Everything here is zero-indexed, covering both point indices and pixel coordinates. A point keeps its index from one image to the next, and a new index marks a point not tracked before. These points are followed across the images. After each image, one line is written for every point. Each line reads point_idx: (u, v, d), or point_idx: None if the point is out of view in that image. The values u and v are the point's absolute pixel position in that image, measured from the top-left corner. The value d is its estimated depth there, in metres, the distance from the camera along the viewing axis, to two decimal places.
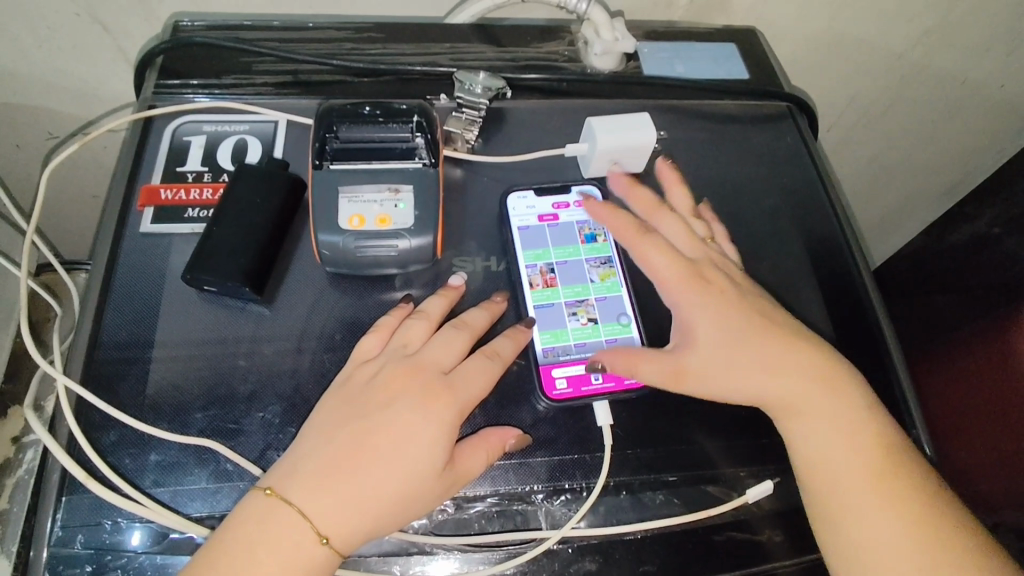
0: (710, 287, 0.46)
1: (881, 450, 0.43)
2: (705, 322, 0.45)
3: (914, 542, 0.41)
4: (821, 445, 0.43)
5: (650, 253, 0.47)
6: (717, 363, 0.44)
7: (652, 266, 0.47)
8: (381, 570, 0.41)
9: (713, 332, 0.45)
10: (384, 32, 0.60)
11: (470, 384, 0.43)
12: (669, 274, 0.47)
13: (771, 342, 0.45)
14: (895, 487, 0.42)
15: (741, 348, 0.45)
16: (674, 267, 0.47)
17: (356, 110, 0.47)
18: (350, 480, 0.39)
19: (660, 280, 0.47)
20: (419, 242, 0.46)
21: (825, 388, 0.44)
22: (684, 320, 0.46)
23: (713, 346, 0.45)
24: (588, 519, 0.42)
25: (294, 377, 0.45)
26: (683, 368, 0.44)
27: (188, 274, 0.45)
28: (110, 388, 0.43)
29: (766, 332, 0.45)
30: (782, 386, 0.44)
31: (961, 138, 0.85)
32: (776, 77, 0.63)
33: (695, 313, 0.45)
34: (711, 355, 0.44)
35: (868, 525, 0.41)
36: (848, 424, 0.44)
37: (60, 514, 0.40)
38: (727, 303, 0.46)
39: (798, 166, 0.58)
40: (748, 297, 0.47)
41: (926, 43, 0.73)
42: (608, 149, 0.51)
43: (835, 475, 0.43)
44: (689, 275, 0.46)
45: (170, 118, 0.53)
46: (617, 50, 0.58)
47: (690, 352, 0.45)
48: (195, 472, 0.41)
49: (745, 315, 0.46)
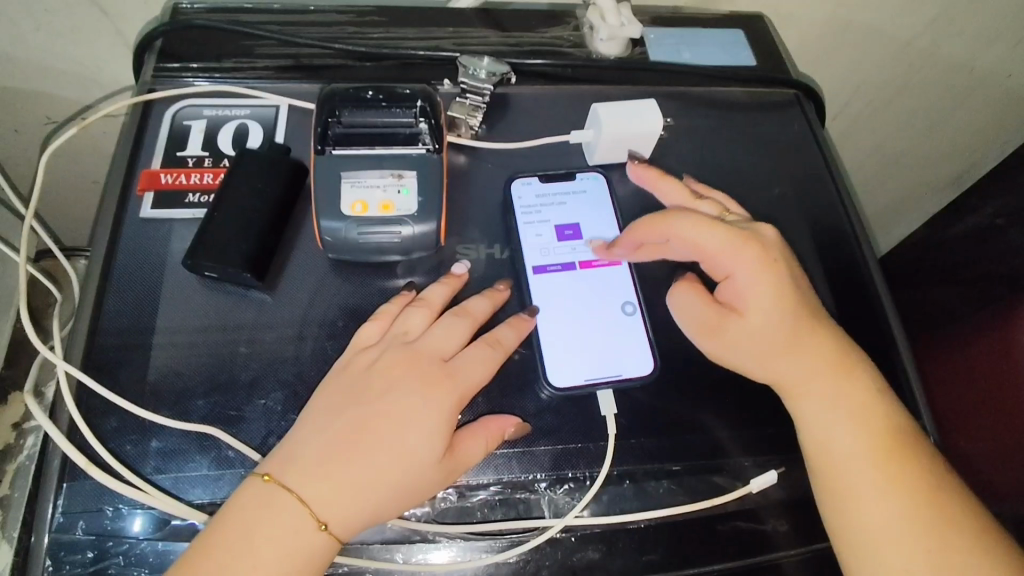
0: (766, 262, 0.44)
1: (888, 437, 0.42)
2: (758, 295, 0.44)
3: (920, 535, 0.40)
4: (826, 436, 0.43)
5: (690, 232, 0.44)
6: (759, 337, 0.44)
7: (695, 242, 0.44)
8: (383, 558, 0.41)
9: (765, 305, 0.44)
10: (387, 16, 0.59)
11: (471, 371, 0.43)
12: (719, 245, 0.44)
13: (802, 325, 0.44)
14: (902, 479, 0.41)
15: (774, 329, 0.44)
16: (715, 237, 0.44)
17: (358, 95, 0.47)
18: (347, 468, 0.38)
19: (710, 252, 0.44)
20: (422, 229, 0.46)
21: (843, 375, 0.44)
22: (738, 289, 0.44)
23: (763, 318, 0.44)
24: (591, 508, 0.42)
25: (296, 364, 0.44)
26: (720, 324, 0.44)
27: (189, 261, 0.45)
28: (110, 374, 0.43)
29: (799, 316, 0.44)
30: (800, 373, 0.44)
31: (967, 129, 0.84)
32: (783, 65, 0.62)
33: (751, 286, 0.44)
34: (759, 328, 0.44)
35: (875, 517, 0.40)
36: (860, 412, 0.43)
37: (61, 500, 0.40)
38: (780, 279, 0.44)
39: (805, 155, 0.57)
40: (796, 274, 0.46)
41: (933, 29, 0.72)
42: (614, 136, 0.51)
43: (844, 464, 0.42)
44: (745, 246, 0.44)
45: (170, 102, 0.52)
46: (622, 35, 0.57)
47: (737, 319, 0.44)
48: (197, 459, 0.41)
49: (790, 290, 0.44)
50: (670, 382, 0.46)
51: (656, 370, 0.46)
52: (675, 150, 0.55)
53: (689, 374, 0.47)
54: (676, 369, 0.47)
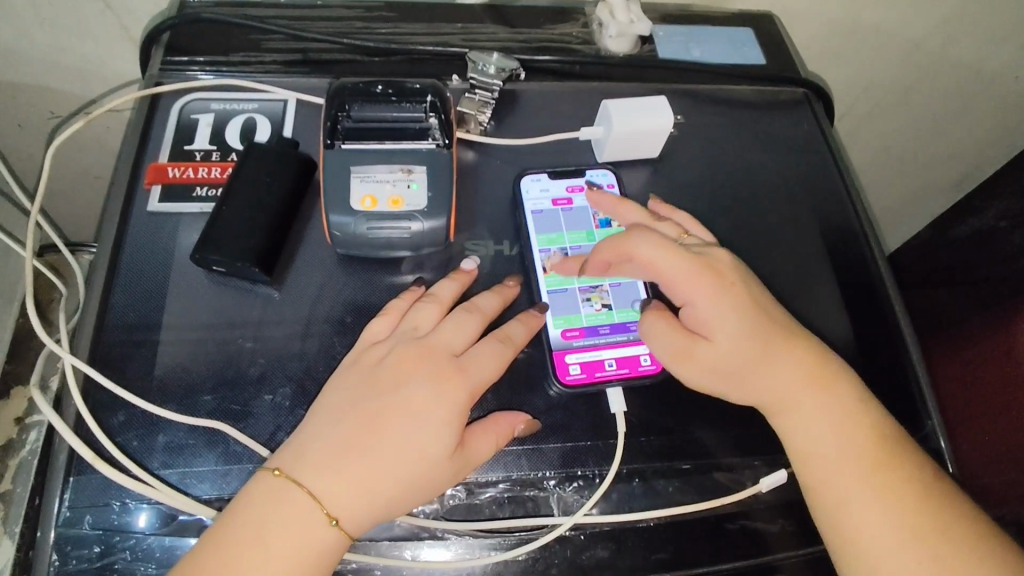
0: (724, 285, 0.44)
1: (886, 442, 0.42)
2: (720, 320, 0.43)
3: (917, 539, 0.40)
4: (825, 441, 0.42)
5: (651, 252, 0.44)
6: (730, 365, 0.43)
7: (654, 267, 0.44)
8: (392, 555, 0.40)
9: (731, 331, 0.43)
10: (395, 12, 0.59)
11: (481, 367, 0.42)
12: (676, 271, 0.43)
13: (768, 346, 0.43)
14: (896, 483, 0.41)
15: (743, 355, 0.43)
16: (671, 261, 0.43)
17: (368, 89, 0.47)
18: (338, 472, 0.38)
19: (667, 278, 0.44)
20: (432, 225, 0.45)
21: (822, 388, 0.43)
22: (698, 315, 0.44)
23: (730, 346, 0.43)
24: (600, 507, 0.42)
25: (303, 359, 0.44)
26: (692, 349, 0.43)
27: (196, 254, 0.45)
28: (117, 368, 0.43)
29: (767, 340, 0.43)
30: (778, 392, 0.43)
31: (973, 130, 0.84)
32: (792, 63, 0.62)
33: (710, 312, 0.43)
34: (724, 353, 0.43)
35: (871, 524, 0.40)
36: (847, 421, 0.43)
37: (68, 494, 0.39)
38: (741, 303, 0.43)
39: (814, 153, 0.57)
40: (759, 293, 0.45)
41: (941, 30, 0.72)
42: (624, 132, 0.50)
43: (836, 473, 0.42)
44: (701, 272, 0.43)
45: (178, 95, 0.52)
46: (632, 32, 0.57)
47: (706, 346, 0.43)
48: (205, 454, 0.41)
49: (753, 310, 0.43)
50: (680, 380, 0.46)
51: (666, 368, 0.46)
52: (684, 147, 0.55)
53: None
54: None
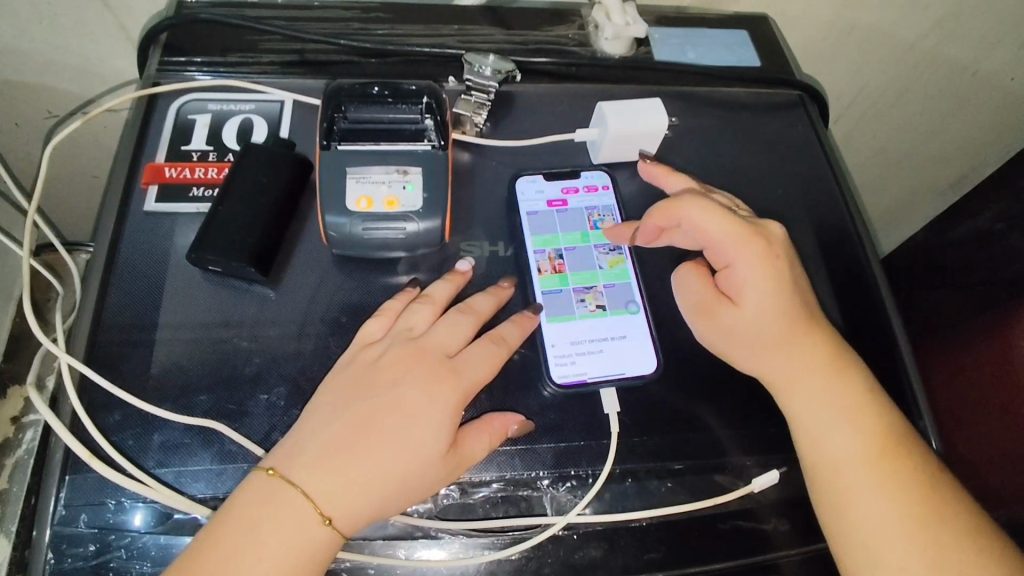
0: (767, 252, 0.45)
1: (884, 439, 0.43)
2: (753, 286, 0.45)
3: (913, 533, 0.40)
4: (824, 431, 0.43)
5: (699, 218, 0.45)
6: (752, 330, 0.45)
7: (702, 231, 0.45)
8: (386, 554, 0.40)
9: (760, 298, 0.45)
10: (392, 13, 0.59)
11: (475, 367, 0.43)
12: (726, 236, 0.45)
13: (794, 319, 0.45)
14: (895, 477, 0.41)
15: (766, 324, 0.45)
16: (723, 229, 0.45)
17: (365, 90, 0.47)
18: (343, 464, 0.38)
19: (713, 242, 0.45)
20: (428, 225, 0.46)
21: (834, 370, 0.44)
22: (737, 279, 0.45)
23: (756, 312, 0.45)
24: (593, 506, 0.42)
25: (299, 359, 0.44)
26: (716, 309, 0.46)
27: (193, 254, 0.45)
28: (113, 367, 0.43)
29: (790, 315, 0.45)
30: (787, 371, 0.44)
31: (968, 132, 0.84)
32: (787, 66, 0.62)
33: (746, 276, 0.45)
34: (753, 317, 0.45)
35: (864, 521, 0.41)
36: (852, 412, 0.43)
37: (63, 493, 0.39)
38: (779, 275, 0.45)
39: (808, 155, 0.57)
40: (797, 271, 0.46)
41: (936, 33, 0.72)
42: (619, 134, 0.51)
43: (837, 465, 0.42)
44: (748, 239, 0.45)
45: (175, 96, 0.52)
46: (628, 34, 0.57)
47: (732, 308, 0.45)
48: (200, 453, 0.41)
49: (785, 286, 0.45)
50: (674, 381, 0.47)
51: (660, 369, 0.46)
52: (678, 149, 0.56)
53: (692, 373, 0.47)
54: (678, 369, 0.47)
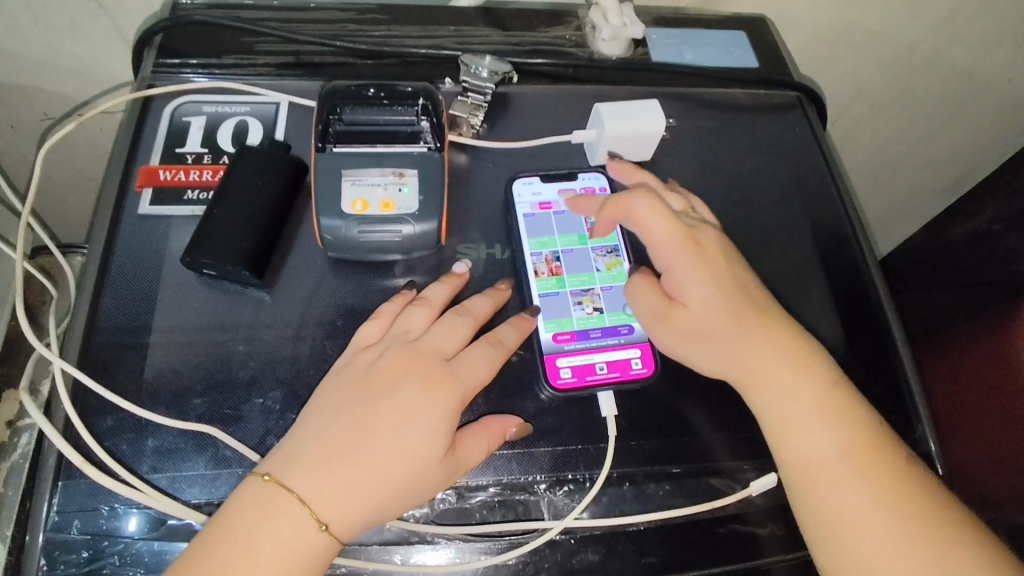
0: (704, 254, 0.45)
1: (866, 437, 0.42)
2: (697, 288, 0.44)
3: (902, 529, 0.39)
4: (798, 429, 0.42)
5: (646, 214, 0.45)
6: (703, 330, 0.44)
7: (648, 229, 0.45)
8: (382, 559, 0.40)
9: (707, 297, 0.44)
10: (389, 14, 0.59)
11: (473, 370, 0.42)
12: (666, 237, 0.45)
13: (745, 317, 0.44)
14: (878, 475, 0.41)
15: (718, 323, 0.44)
16: (664, 228, 0.45)
17: (360, 92, 0.47)
18: (333, 466, 0.38)
19: (655, 243, 0.45)
20: (423, 228, 0.45)
21: (799, 366, 0.44)
22: (677, 282, 0.45)
23: (705, 312, 0.44)
24: (591, 511, 0.42)
25: (295, 362, 0.44)
26: (669, 315, 0.44)
27: (187, 257, 0.45)
28: (107, 371, 0.43)
29: (743, 313, 0.44)
30: (751, 368, 0.44)
31: (967, 133, 0.84)
32: (785, 67, 0.62)
33: (687, 278, 0.45)
34: (702, 319, 0.44)
35: (852, 522, 0.40)
36: (824, 408, 0.43)
37: (56, 499, 0.39)
38: (721, 274, 0.45)
39: (806, 157, 0.57)
40: (739, 272, 0.46)
41: (934, 35, 0.72)
42: (616, 135, 0.51)
43: (819, 461, 0.41)
44: (685, 242, 0.45)
45: (170, 98, 0.52)
46: (626, 35, 0.57)
47: (682, 310, 0.44)
48: (194, 458, 0.41)
49: (729, 285, 0.45)
50: (672, 384, 0.46)
51: (658, 372, 0.46)
52: (676, 150, 0.55)
53: (690, 376, 0.47)
54: (676, 372, 0.47)
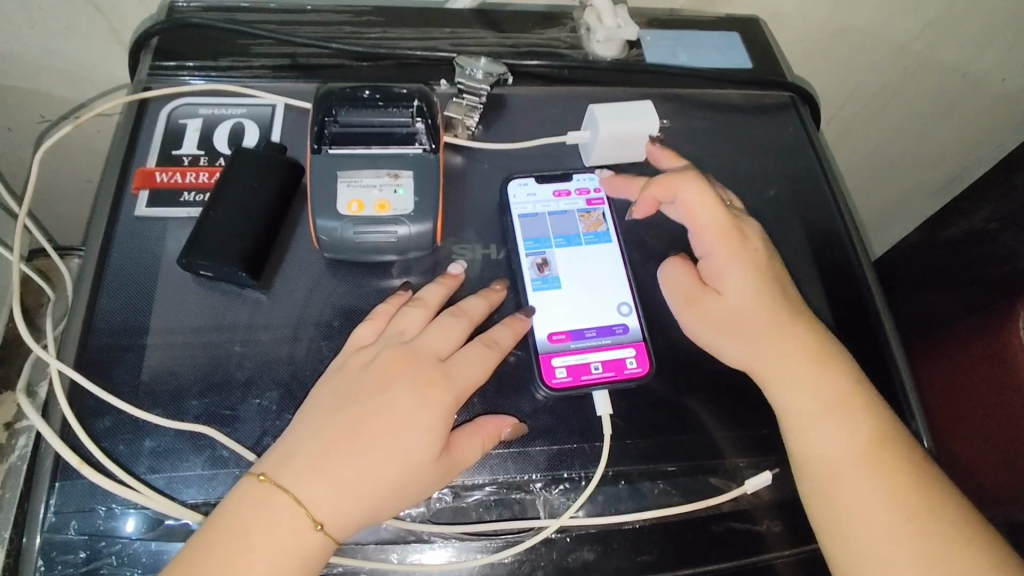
0: (744, 244, 0.47)
1: (873, 435, 0.42)
2: (735, 276, 0.46)
3: (900, 526, 0.40)
4: (809, 426, 0.43)
5: (693, 199, 0.47)
6: (734, 317, 0.46)
7: (692, 213, 0.47)
8: (378, 558, 0.40)
9: (744, 286, 0.46)
10: (384, 16, 0.59)
11: (467, 371, 0.43)
12: (710, 224, 0.47)
13: (776, 309, 0.46)
14: (882, 473, 0.41)
15: (751, 312, 0.45)
16: (711, 215, 0.47)
17: (355, 94, 0.46)
18: (340, 465, 0.38)
19: (699, 227, 0.47)
20: (419, 229, 0.46)
21: (818, 361, 0.44)
22: (715, 268, 0.47)
23: (741, 299, 0.46)
24: (586, 509, 0.42)
25: (291, 363, 0.44)
26: (702, 298, 0.46)
27: (184, 259, 0.45)
28: (104, 372, 0.43)
29: (772, 304, 0.46)
30: (773, 361, 0.44)
31: (961, 132, 0.85)
32: (779, 67, 0.62)
33: (726, 265, 0.46)
34: (737, 306, 0.46)
35: (854, 520, 0.40)
36: (836, 405, 0.43)
37: (53, 499, 0.39)
38: (757, 266, 0.46)
39: (800, 156, 0.57)
40: (776, 267, 0.48)
41: (928, 34, 0.72)
42: (610, 137, 0.51)
43: (819, 459, 0.42)
44: (728, 229, 0.47)
45: (166, 100, 0.52)
46: (620, 37, 0.57)
47: (716, 296, 0.46)
48: (192, 459, 0.41)
49: (763, 277, 0.46)
50: (667, 383, 0.47)
51: (652, 372, 0.46)
52: (670, 151, 0.56)
53: (685, 375, 0.47)
54: (671, 371, 0.47)
